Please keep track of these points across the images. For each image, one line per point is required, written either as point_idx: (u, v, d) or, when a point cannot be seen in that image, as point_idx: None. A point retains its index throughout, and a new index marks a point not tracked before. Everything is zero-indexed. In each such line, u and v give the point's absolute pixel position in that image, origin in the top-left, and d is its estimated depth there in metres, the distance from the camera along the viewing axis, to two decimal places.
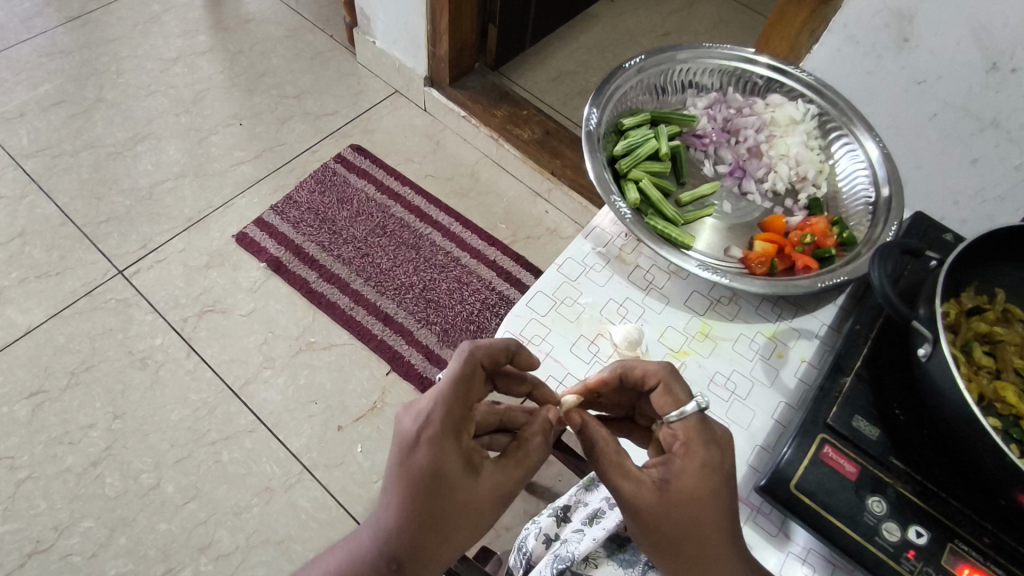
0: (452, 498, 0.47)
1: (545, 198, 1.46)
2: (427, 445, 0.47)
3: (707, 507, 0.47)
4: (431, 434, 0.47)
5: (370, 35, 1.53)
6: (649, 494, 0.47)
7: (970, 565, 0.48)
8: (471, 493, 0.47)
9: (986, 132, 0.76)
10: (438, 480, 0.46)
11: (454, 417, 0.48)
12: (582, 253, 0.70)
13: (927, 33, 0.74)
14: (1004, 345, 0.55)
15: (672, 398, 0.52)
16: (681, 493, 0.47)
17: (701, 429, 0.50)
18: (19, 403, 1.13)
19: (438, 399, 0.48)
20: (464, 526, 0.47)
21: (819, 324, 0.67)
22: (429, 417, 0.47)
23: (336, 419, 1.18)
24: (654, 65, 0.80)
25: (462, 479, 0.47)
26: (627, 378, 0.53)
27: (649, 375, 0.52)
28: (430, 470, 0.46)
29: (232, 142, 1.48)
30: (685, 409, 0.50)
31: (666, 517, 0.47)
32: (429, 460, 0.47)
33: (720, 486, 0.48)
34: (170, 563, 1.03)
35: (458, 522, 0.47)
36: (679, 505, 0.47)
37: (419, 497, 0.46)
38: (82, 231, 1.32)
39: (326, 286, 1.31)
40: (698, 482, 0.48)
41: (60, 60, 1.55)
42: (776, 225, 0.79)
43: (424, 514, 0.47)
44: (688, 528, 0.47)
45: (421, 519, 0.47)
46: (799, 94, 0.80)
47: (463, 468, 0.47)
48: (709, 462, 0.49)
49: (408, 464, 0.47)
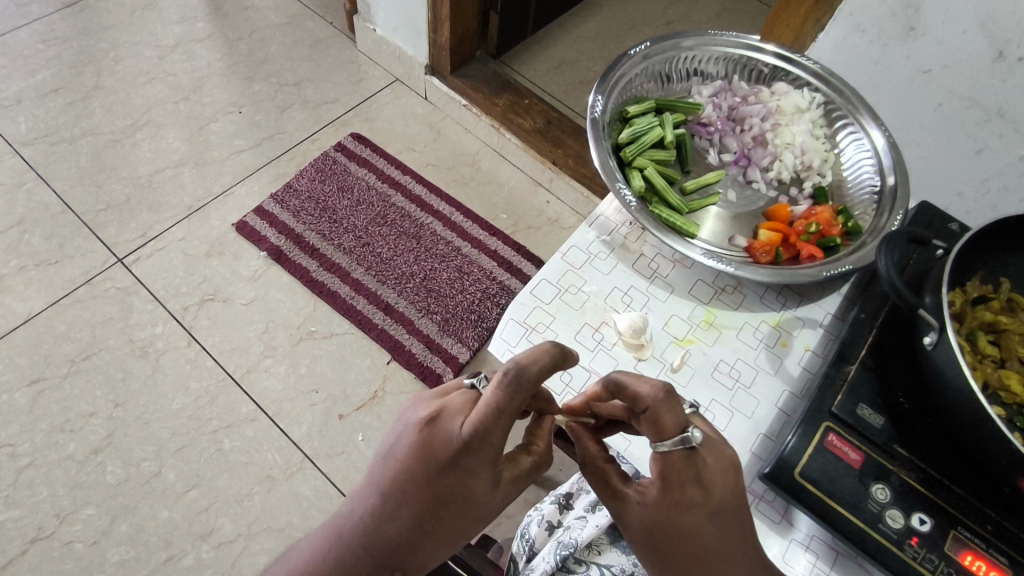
0: (471, 514, 0.47)
1: (546, 188, 1.45)
2: (460, 467, 0.46)
3: (687, 542, 0.46)
4: (466, 457, 0.45)
5: (370, 22, 1.52)
6: (630, 517, 0.48)
7: (972, 552, 0.49)
8: (489, 509, 0.48)
9: (991, 122, 0.76)
10: (460, 496, 0.46)
11: (492, 445, 0.45)
12: (587, 241, 0.69)
13: (934, 22, 0.73)
14: (1008, 334, 0.55)
15: (658, 427, 0.45)
16: (656, 520, 0.47)
17: (686, 464, 0.45)
18: (20, 391, 1.13)
19: (483, 431, 0.44)
20: (476, 530, 0.49)
21: (824, 313, 0.67)
22: (469, 442, 0.45)
23: (337, 407, 1.18)
24: (659, 51, 0.80)
25: (480, 498, 0.47)
26: (620, 395, 0.47)
27: (641, 397, 0.46)
28: (456, 489, 0.46)
29: (231, 130, 1.47)
30: (673, 441, 0.45)
31: (648, 538, 0.48)
32: (458, 481, 0.46)
33: (703, 524, 0.46)
34: (172, 550, 1.04)
35: (470, 529, 0.49)
36: (658, 531, 0.47)
37: (438, 510, 0.47)
38: (82, 219, 1.32)
39: (327, 275, 1.31)
40: (677, 515, 0.46)
41: (57, 46, 1.53)
42: (780, 214, 0.79)
43: (441, 525, 0.47)
44: (671, 552, 0.47)
45: (435, 530, 0.47)
46: (805, 82, 0.79)
47: (487, 488, 0.47)
48: (685, 501, 0.46)
49: (436, 480, 0.46)
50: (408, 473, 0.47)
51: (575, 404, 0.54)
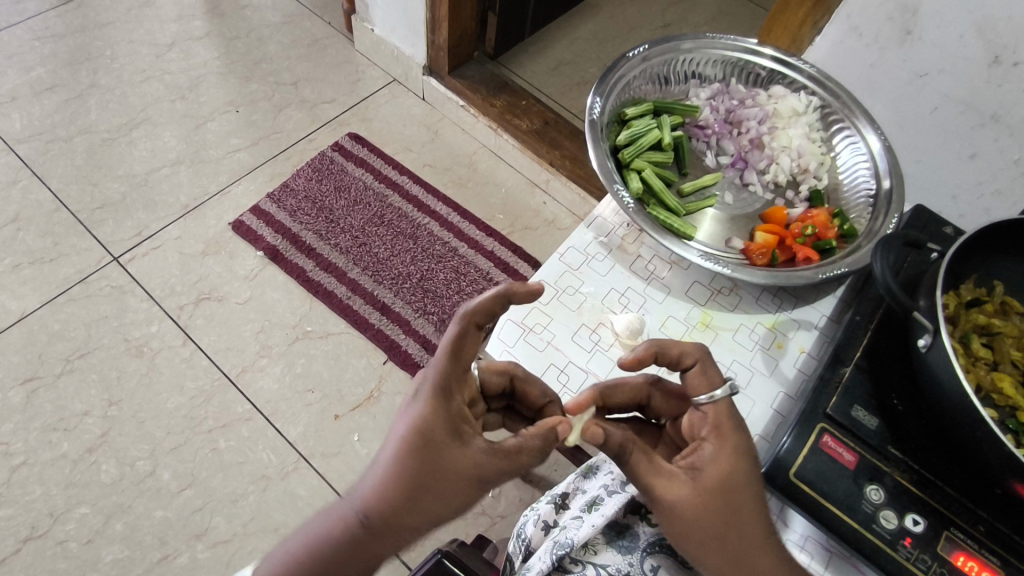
0: (436, 460, 0.47)
1: (544, 189, 1.45)
2: (422, 404, 0.49)
3: (740, 494, 0.48)
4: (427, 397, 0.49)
5: (368, 22, 1.52)
6: (679, 490, 0.48)
7: (965, 553, 0.49)
8: (453, 462, 0.47)
9: (987, 126, 0.77)
10: (426, 441, 0.47)
11: (448, 386, 0.49)
12: (584, 242, 0.70)
13: (931, 26, 0.74)
14: (1001, 337, 0.56)
15: (707, 379, 0.52)
16: (714, 481, 0.48)
17: (731, 413, 0.51)
18: (14, 389, 1.13)
19: (440, 368, 0.49)
20: (440, 489, 0.47)
21: (819, 315, 0.68)
22: (432, 381, 0.49)
23: (332, 407, 1.17)
24: (658, 54, 0.80)
25: (449, 445, 0.48)
26: (664, 358, 0.53)
27: (688, 355, 0.53)
28: (419, 430, 0.48)
29: (228, 129, 1.46)
30: (715, 393, 0.51)
31: (706, 510, 0.48)
32: (420, 421, 0.48)
33: (750, 473, 0.49)
34: (167, 549, 1.04)
35: (441, 484, 0.47)
36: (716, 495, 0.48)
37: (403, 454, 0.47)
38: (76, 217, 1.31)
39: (324, 275, 1.30)
40: (733, 469, 0.49)
41: (52, 43, 1.53)
42: (776, 216, 0.78)
43: (405, 470, 0.47)
44: (727, 516, 0.48)
45: (400, 476, 0.47)
46: (802, 86, 0.80)
47: (453, 438, 0.48)
48: (737, 448, 0.50)
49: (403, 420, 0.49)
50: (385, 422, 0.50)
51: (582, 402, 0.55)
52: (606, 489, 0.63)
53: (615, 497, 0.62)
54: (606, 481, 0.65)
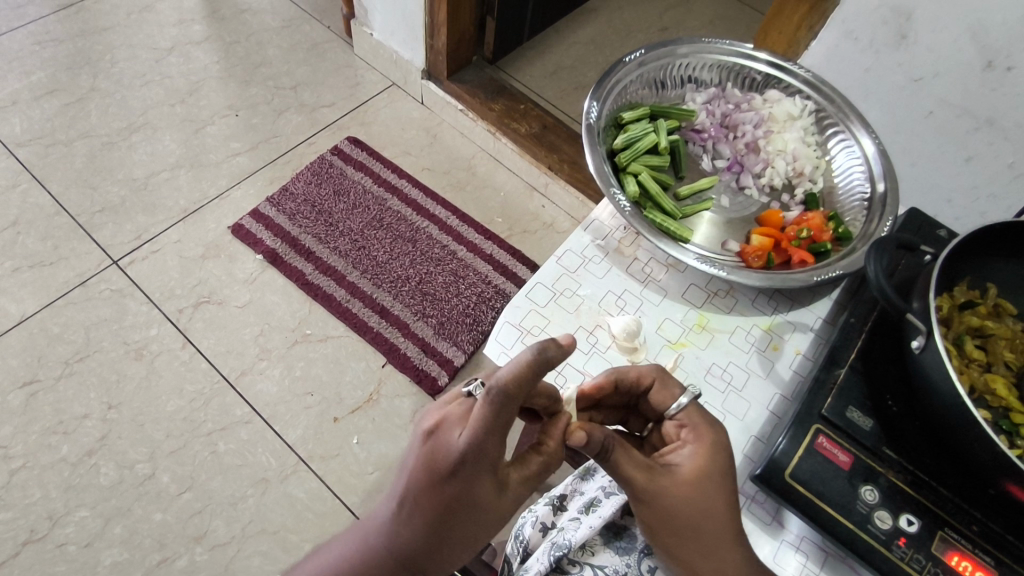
0: (478, 517, 0.46)
1: (542, 192, 1.46)
2: (462, 472, 0.44)
3: (716, 487, 0.49)
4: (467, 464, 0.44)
5: (368, 27, 1.53)
6: (660, 485, 0.49)
7: (959, 553, 0.49)
8: (495, 513, 0.46)
9: (981, 130, 0.77)
10: (468, 504, 0.45)
11: (487, 450, 0.44)
12: (581, 245, 0.70)
13: (925, 30, 0.74)
14: (995, 338, 0.56)
15: (669, 391, 0.54)
16: (693, 475, 0.49)
17: (702, 414, 0.53)
18: (13, 393, 1.13)
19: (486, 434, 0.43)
20: (482, 533, 0.47)
21: (814, 318, 0.68)
22: (472, 447, 0.44)
23: (331, 410, 1.18)
24: (654, 59, 0.81)
25: (491, 501, 0.46)
26: (623, 383, 0.55)
27: (644, 375, 0.54)
28: (460, 495, 0.44)
29: (228, 133, 1.47)
30: (682, 401, 0.53)
31: (685, 503, 0.49)
32: (463, 488, 0.44)
33: (725, 468, 0.51)
34: (166, 552, 1.04)
35: (483, 530, 0.47)
36: (694, 488, 0.49)
37: (444, 515, 0.45)
38: (76, 221, 1.31)
39: (323, 278, 1.31)
40: (711, 463, 0.50)
41: (53, 48, 1.53)
42: (772, 219, 0.80)
43: (450, 528, 0.45)
44: (703, 510, 0.49)
45: (442, 535, 0.46)
46: (797, 90, 0.80)
47: (494, 490, 0.46)
48: (714, 442, 0.51)
49: (440, 488, 0.44)
50: (412, 486, 0.45)
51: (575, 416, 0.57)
52: (604, 491, 0.63)
53: (613, 498, 0.62)
54: (604, 482, 0.65)
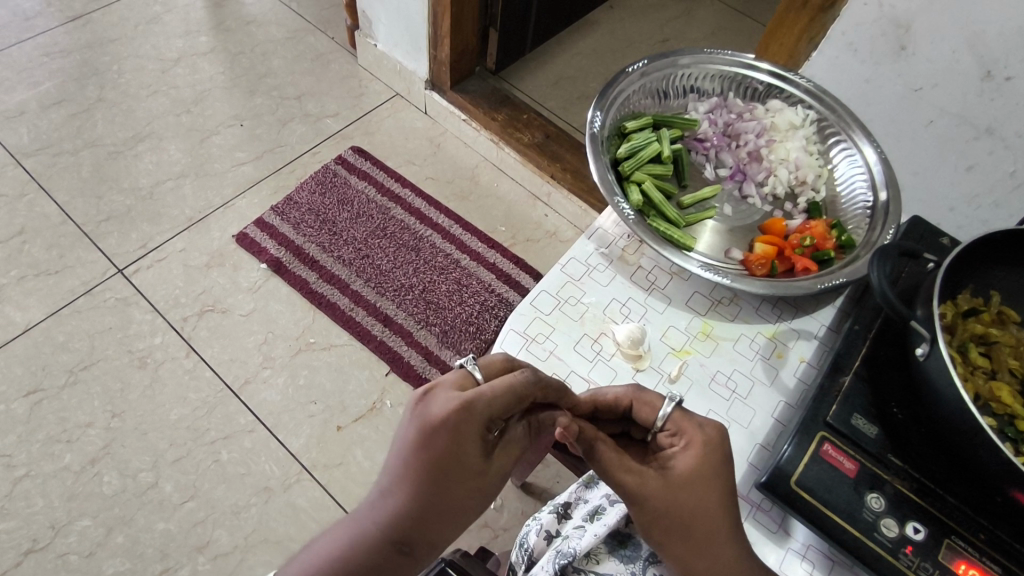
0: (465, 480, 0.47)
1: (545, 201, 1.47)
2: (449, 432, 0.46)
3: (706, 487, 0.49)
4: (461, 420, 0.46)
5: (371, 38, 1.54)
6: (647, 487, 0.49)
7: (967, 561, 0.49)
8: (480, 482, 0.47)
9: (981, 139, 0.78)
10: (458, 462, 0.46)
11: (492, 413, 0.48)
12: (585, 253, 0.71)
13: (923, 41, 0.75)
14: (998, 346, 0.57)
15: (650, 405, 0.54)
16: (683, 475, 0.49)
17: (687, 417, 0.52)
18: (17, 401, 1.13)
19: (490, 395, 0.47)
20: (466, 506, 0.47)
21: (819, 325, 0.68)
22: (461, 403, 0.46)
23: (335, 419, 1.18)
24: (657, 69, 0.81)
25: (477, 464, 0.47)
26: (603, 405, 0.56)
27: (622, 395, 0.55)
28: (448, 456, 0.46)
29: (233, 142, 1.48)
30: (665, 410, 0.53)
31: (676, 503, 0.49)
32: (451, 448, 0.46)
33: (720, 468, 0.50)
34: (168, 562, 1.03)
35: (464, 505, 0.47)
36: (684, 487, 0.49)
37: (432, 473, 0.46)
38: (82, 230, 1.32)
39: (327, 286, 1.31)
40: (701, 463, 0.50)
41: (60, 59, 1.55)
42: (776, 227, 0.80)
43: (434, 497, 0.46)
44: (692, 509, 0.49)
45: (432, 503, 0.46)
46: (798, 100, 0.82)
47: (481, 454, 0.47)
48: (705, 444, 0.51)
49: (433, 445, 0.46)
50: (408, 452, 0.47)
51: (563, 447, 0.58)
52: (608, 499, 0.63)
53: (616, 507, 0.62)
54: (607, 491, 0.66)
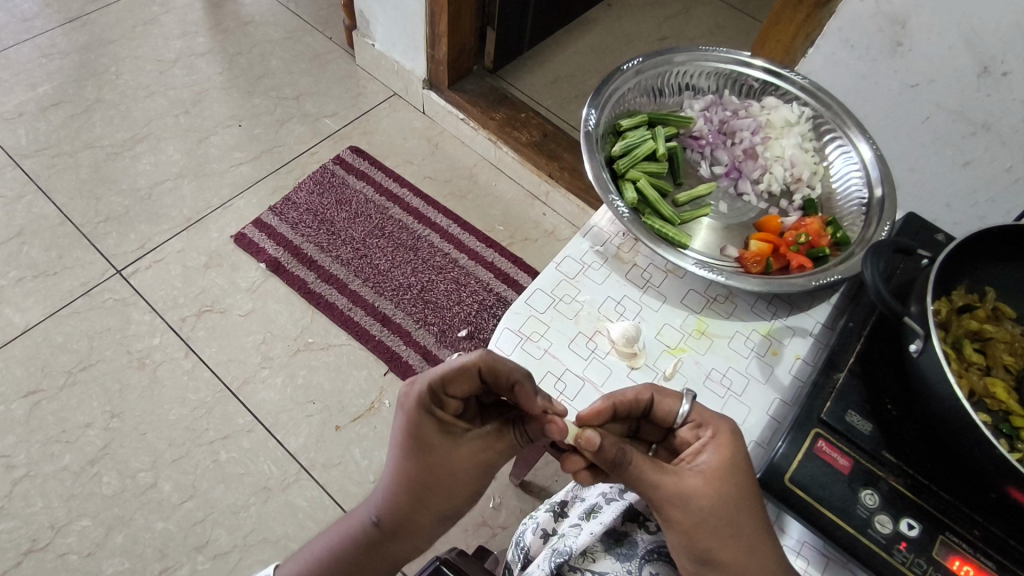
0: (427, 462, 0.52)
1: (543, 200, 1.47)
2: (405, 414, 0.53)
3: (743, 481, 0.50)
4: (410, 404, 0.53)
5: (369, 37, 1.54)
6: (687, 484, 0.49)
7: (961, 557, 0.49)
8: (443, 462, 0.52)
9: (978, 135, 0.78)
10: (417, 445, 0.52)
11: (438, 395, 0.53)
12: (580, 252, 0.71)
13: (919, 37, 0.75)
14: (993, 342, 0.56)
15: (669, 403, 0.54)
16: (720, 470, 0.49)
17: (709, 411, 0.54)
18: (17, 402, 1.14)
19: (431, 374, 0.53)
20: (434, 487, 0.53)
21: (813, 323, 0.68)
22: (409, 388, 0.54)
23: (333, 418, 1.18)
24: (652, 67, 0.81)
25: (439, 446, 0.52)
26: (621, 407, 0.54)
27: (642, 392, 0.54)
28: (407, 435, 0.53)
29: (232, 143, 1.48)
30: (686, 406, 0.54)
31: (718, 498, 0.49)
32: (407, 428, 0.52)
33: (746, 463, 0.51)
34: (167, 562, 1.03)
35: (435, 486, 0.53)
36: (723, 483, 0.49)
37: (400, 456, 0.53)
38: (81, 230, 1.33)
39: (325, 286, 1.31)
40: (733, 455, 0.50)
41: (59, 60, 1.55)
42: (771, 225, 0.80)
43: (402, 476, 0.53)
44: (734, 502, 0.49)
45: (403, 483, 0.53)
46: (794, 97, 0.82)
47: (442, 437, 0.53)
48: (734, 438, 0.51)
49: (399, 427, 0.54)
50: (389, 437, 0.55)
51: (575, 460, 0.54)
52: (604, 496, 0.63)
53: (613, 504, 0.62)
54: (603, 487, 0.65)
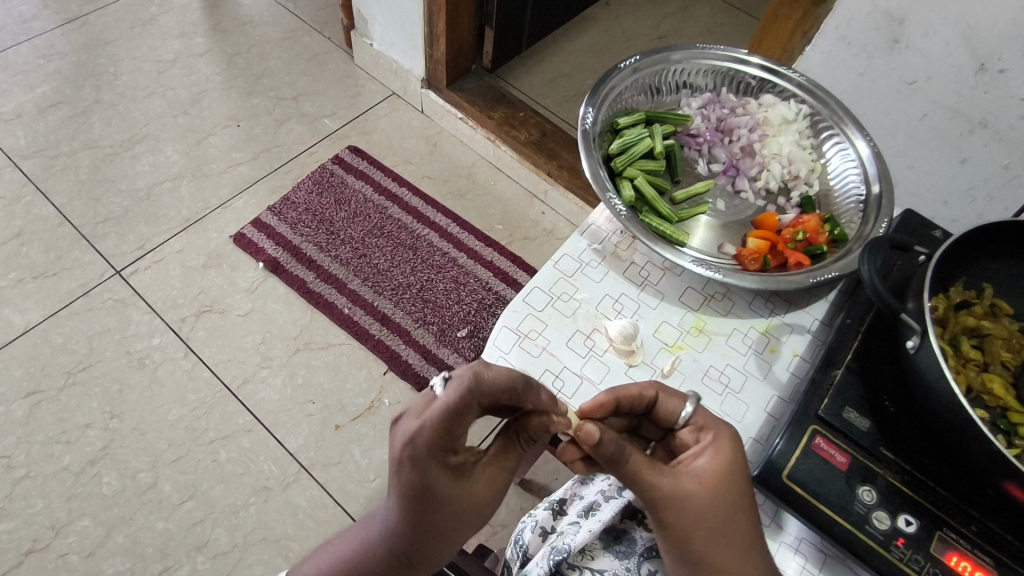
0: (443, 508, 0.47)
1: (542, 199, 1.47)
2: (408, 466, 0.45)
3: (739, 488, 0.50)
4: (411, 459, 0.45)
5: (367, 37, 1.54)
6: (681, 487, 0.49)
7: (958, 553, 0.49)
8: (460, 503, 0.47)
9: (976, 132, 0.78)
10: (429, 495, 0.46)
11: (442, 443, 0.45)
12: (579, 250, 0.71)
13: (917, 34, 0.75)
14: (991, 338, 0.57)
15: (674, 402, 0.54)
16: (715, 475, 0.49)
17: (709, 416, 0.54)
18: (17, 403, 1.14)
19: (429, 421, 0.44)
20: (453, 527, 0.48)
21: (812, 319, 0.68)
22: (407, 438, 0.45)
23: (333, 418, 1.18)
24: (649, 65, 0.82)
25: (454, 490, 0.47)
26: (625, 402, 0.54)
27: (647, 389, 0.54)
28: (415, 487, 0.46)
29: (231, 143, 1.48)
30: (689, 408, 0.54)
31: (713, 503, 0.49)
32: (415, 480, 0.45)
33: (743, 468, 0.51)
34: (168, 562, 1.04)
35: (455, 528, 0.48)
36: (718, 488, 0.49)
37: (408, 506, 0.47)
38: (80, 231, 1.33)
39: (324, 286, 1.31)
40: (731, 461, 0.50)
41: (57, 61, 1.55)
42: (768, 222, 0.80)
43: (416, 522, 0.48)
44: (729, 508, 0.49)
45: (416, 528, 0.48)
46: (791, 94, 0.81)
47: (453, 479, 0.47)
48: (732, 446, 0.51)
49: (400, 477, 0.46)
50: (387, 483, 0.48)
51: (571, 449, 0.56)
52: (602, 494, 0.63)
53: (611, 502, 0.62)
54: (602, 485, 0.65)
